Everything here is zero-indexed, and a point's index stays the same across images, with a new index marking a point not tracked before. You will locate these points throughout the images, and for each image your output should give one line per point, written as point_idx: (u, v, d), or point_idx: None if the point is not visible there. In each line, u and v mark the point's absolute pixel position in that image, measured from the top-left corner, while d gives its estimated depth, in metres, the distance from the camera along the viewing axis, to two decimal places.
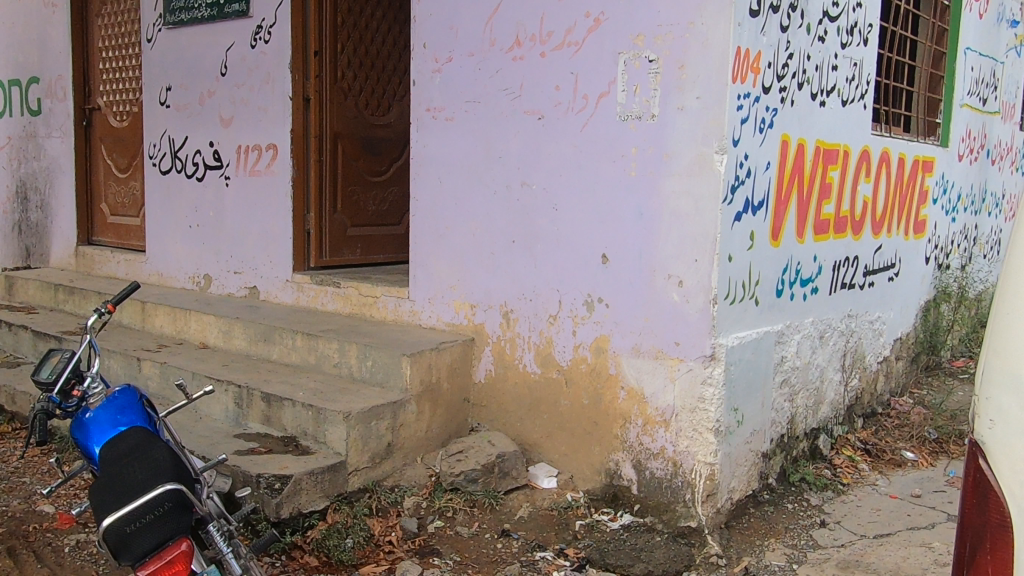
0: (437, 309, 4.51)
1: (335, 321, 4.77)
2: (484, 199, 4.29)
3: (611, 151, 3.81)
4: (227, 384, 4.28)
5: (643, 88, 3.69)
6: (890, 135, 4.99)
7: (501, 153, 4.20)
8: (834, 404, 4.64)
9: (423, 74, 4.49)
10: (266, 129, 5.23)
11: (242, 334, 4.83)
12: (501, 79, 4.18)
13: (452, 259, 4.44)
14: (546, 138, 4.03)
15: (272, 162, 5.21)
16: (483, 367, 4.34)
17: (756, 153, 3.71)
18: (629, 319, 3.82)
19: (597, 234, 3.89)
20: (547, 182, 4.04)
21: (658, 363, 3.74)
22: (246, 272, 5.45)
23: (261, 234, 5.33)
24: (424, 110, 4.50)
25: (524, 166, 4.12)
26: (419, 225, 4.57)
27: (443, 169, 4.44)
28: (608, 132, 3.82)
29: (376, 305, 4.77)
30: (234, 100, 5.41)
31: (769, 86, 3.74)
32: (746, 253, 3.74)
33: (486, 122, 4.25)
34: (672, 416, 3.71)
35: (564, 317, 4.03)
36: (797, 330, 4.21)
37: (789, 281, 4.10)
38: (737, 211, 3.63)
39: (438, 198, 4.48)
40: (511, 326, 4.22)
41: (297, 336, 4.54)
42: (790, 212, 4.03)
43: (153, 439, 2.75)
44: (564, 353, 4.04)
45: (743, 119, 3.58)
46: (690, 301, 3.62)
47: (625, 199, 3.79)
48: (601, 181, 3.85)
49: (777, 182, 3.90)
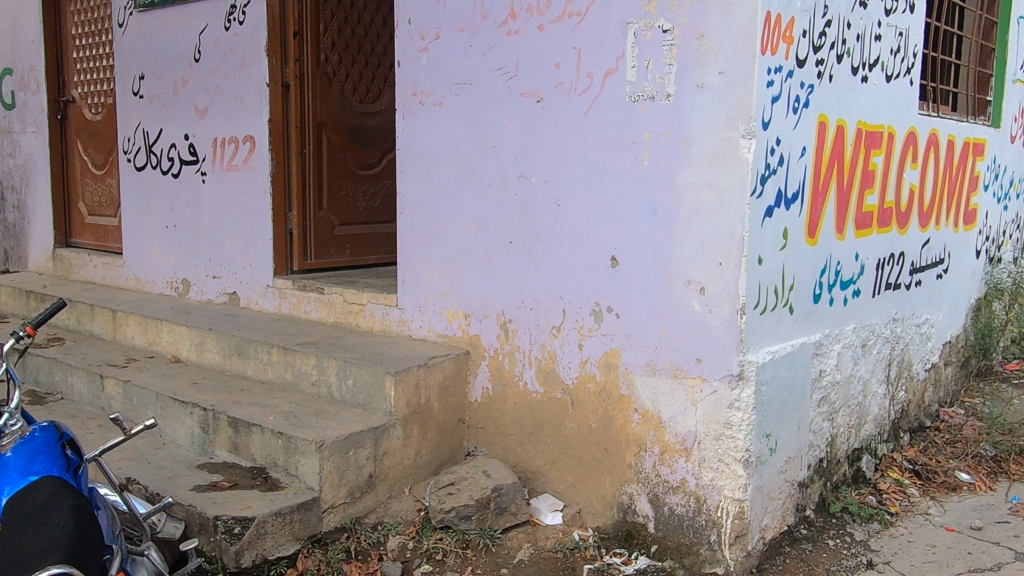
0: (428, 318, 4.02)
1: (316, 332, 4.29)
2: (478, 194, 3.78)
3: (620, 137, 3.29)
4: (193, 406, 3.81)
5: (657, 63, 3.17)
6: (939, 115, 4.43)
7: (495, 141, 3.69)
8: (877, 420, 4.11)
9: (409, 54, 3.98)
10: (243, 120, 4.75)
11: (215, 347, 4.36)
12: (494, 56, 3.66)
13: (443, 262, 3.94)
14: (545, 123, 3.52)
15: (249, 155, 4.73)
16: (479, 384, 3.85)
17: (790, 137, 3.18)
18: (643, 331, 3.30)
19: (605, 235, 3.38)
20: (548, 174, 3.53)
21: (676, 383, 3.22)
22: (225, 276, 4.98)
23: (240, 235, 4.86)
24: (411, 95, 3.99)
25: (521, 156, 3.61)
26: (407, 224, 4.08)
27: (433, 160, 3.94)
28: (616, 115, 3.30)
29: (362, 313, 4.29)
30: (209, 88, 4.93)
31: (804, 59, 3.21)
32: (778, 254, 3.21)
33: (478, 106, 3.74)
34: (694, 444, 3.19)
35: (569, 328, 3.52)
36: (837, 340, 3.68)
37: (827, 284, 3.57)
38: (768, 206, 3.11)
39: (427, 194, 3.98)
40: (509, 338, 3.72)
41: (272, 351, 4.06)
42: (828, 205, 3.50)
43: (57, 504, 2.19)
44: (570, 370, 3.53)
45: (774, 98, 3.06)
46: (713, 311, 3.11)
47: (636, 193, 3.27)
48: (610, 172, 3.34)
49: (813, 171, 3.37)
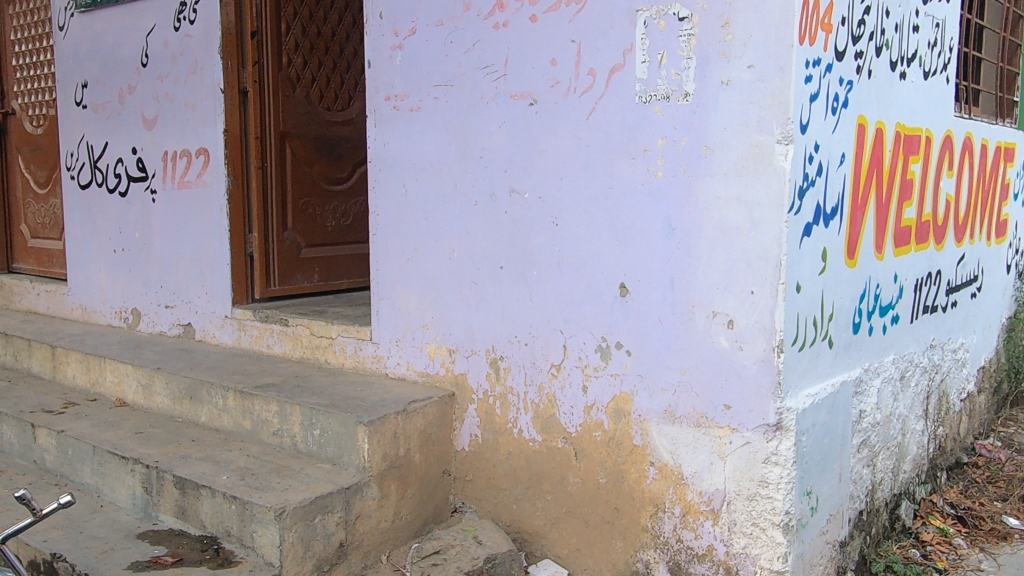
0: (407, 355, 3.51)
1: (280, 370, 3.77)
2: (462, 212, 3.28)
3: (628, 144, 2.81)
4: (134, 462, 3.28)
5: (673, 57, 2.69)
6: (972, 117, 3.99)
7: (481, 151, 3.20)
8: (916, 460, 3.65)
9: (380, 53, 3.49)
10: (196, 131, 4.23)
11: (164, 390, 3.83)
12: (478, 53, 3.17)
13: (423, 291, 3.44)
14: (539, 129, 3.03)
15: (203, 170, 4.22)
16: (466, 430, 3.34)
17: (828, 143, 2.71)
18: (658, 372, 2.82)
19: (612, 259, 2.89)
20: (543, 188, 3.04)
21: (700, 433, 2.74)
22: (179, 305, 4.45)
23: (194, 260, 4.33)
24: (383, 99, 3.49)
25: (512, 167, 3.12)
26: (381, 246, 3.57)
27: (410, 174, 3.44)
28: (624, 119, 2.82)
29: (331, 348, 3.78)
30: (158, 95, 4.41)
31: (843, 51, 2.74)
32: (817, 280, 2.74)
33: (461, 111, 3.25)
34: (722, 505, 2.71)
35: (571, 367, 3.03)
36: (877, 374, 3.21)
37: (867, 311, 3.10)
38: (806, 223, 2.64)
39: (403, 212, 3.48)
40: (500, 378, 3.22)
41: (228, 395, 3.54)
42: (867, 220, 3.03)
43: None
44: (572, 415, 3.04)
45: (812, 96, 2.59)
46: (744, 348, 2.63)
47: (649, 209, 2.78)
48: (616, 185, 2.85)
49: (852, 181, 2.90)
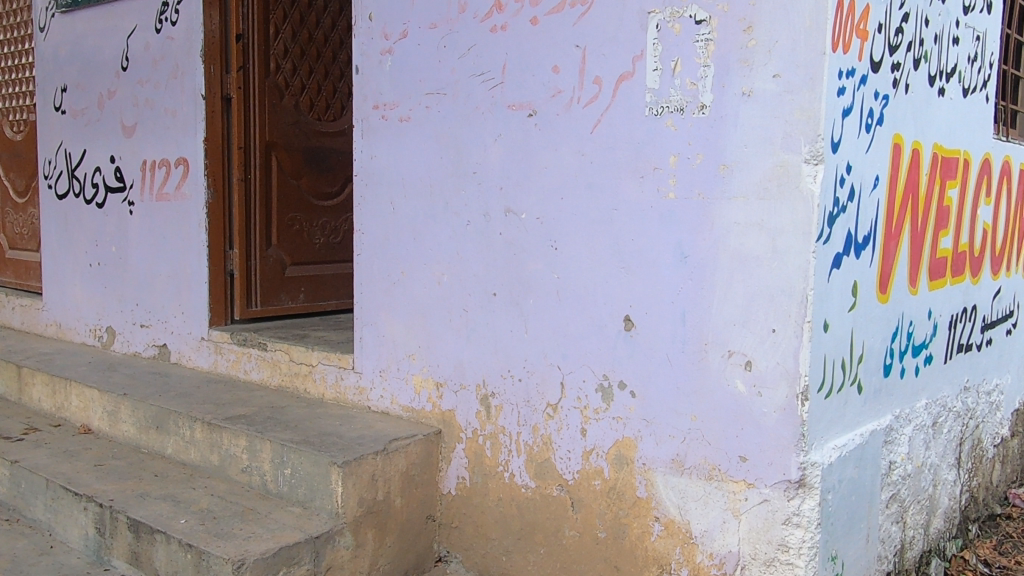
0: (391, 387, 3.21)
1: (255, 399, 3.48)
2: (454, 233, 2.99)
3: (636, 161, 2.52)
4: (87, 500, 2.99)
5: (688, 65, 2.40)
6: (1012, 140, 3.69)
7: (475, 166, 2.91)
8: (947, 514, 3.32)
9: (369, 58, 3.21)
10: (175, 139, 3.96)
11: (130, 418, 3.54)
12: (474, 59, 2.89)
13: (410, 317, 3.15)
14: (538, 143, 2.75)
15: (182, 181, 3.94)
16: (453, 472, 3.04)
17: (861, 164, 2.42)
18: (666, 417, 2.51)
19: (617, 289, 2.59)
20: (542, 208, 2.75)
21: (712, 488, 2.43)
22: (154, 325, 4.17)
23: (171, 277, 4.05)
24: (371, 108, 3.22)
25: (509, 185, 2.83)
26: (367, 267, 3.29)
27: (398, 190, 3.15)
28: (631, 133, 2.53)
29: (311, 377, 3.48)
30: (138, 101, 4.14)
31: (879, 61, 2.45)
32: (846, 317, 2.44)
33: (454, 122, 2.97)
34: (735, 570, 2.40)
35: (569, 408, 2.73)
36: (909, 421, 2.89)
37: (899, 350, 2.79)
38: (836, 253, 2.34)
39: (390, 231, 3.19)
40: (491, 416, 2.92)
41: (195, 426, 3.25)
42: (901, 250, 2.72)
43: None
44: (569, 461, 2.73)
45: (845, 111, 2.30)
46: (763, 394, 2.33)
47: (659, 235, 2.49)
48: (622, 207, 2.56)
49: (886, 207, 2.60)
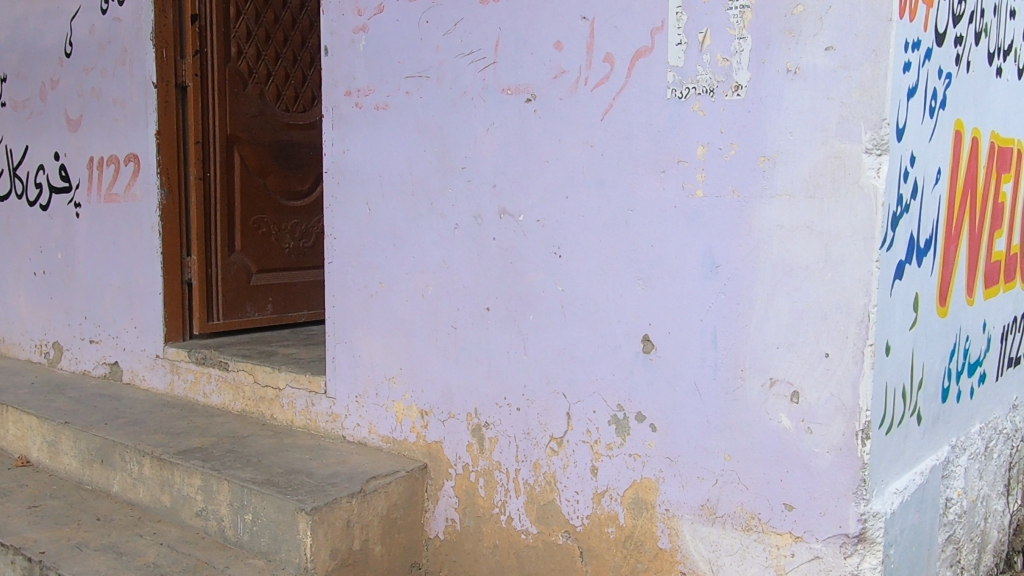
0: (369, 414, 2.81)
1: (214, 428, 3.06)
2: (440, 238, 2.59)
3: (656, 153, 2.13)
4: (14, 553, 2.57)
5: (720, 37, 2.01)
6: None
7: (464, 160, 2.51)
8: (995, 549, 2.95)
9: (340, 37, 2.80)
10: (124, 134, 3.53)
11: (71, 450, 3.12)
12: (462, 37, 2.49)
13: (390, 335, 2.74)
14: (538, 134, 2.35)
15: (132, 180, 3.52)
16: (441, 514, 2.64)
17: (924, 154, 2.04)
18: (694, 456, 2.12)
19: (633, 304, 2.20)
20: (543, 209, 2.35)
21: (751, 541, 2.05)
22: (105, 340, 3.73)
23: (122, 287, 3.62)
24: (343, 95, 2.80)
25: (503, 182, 2.43)
26: (340, 278, 2.88)
27: (375, 188, 2.75)
28: (650, 120, 2.13)
29: (278, 402, 3.07)
30: (83, 91, 3.71)
31: (943, 33, 2.07)
32: (908, 336, 2.05)
33: (439, 109, 2.56)
34: None
35: (576, 442, 2.33)
36: (964, 450, 2.52)
37: (956, 371, 2.42)
38: (899, 262, 1.95)
39: (366, 237, 2.78)
40: (485, 450, 2.52)
41: (144, 461, 2.83)
42: (960, 254, 2.35)
43: None
44: (576, 505, 2.34)
45: (910, 90, 1.91)
46: (813, 431, 1.94)
47: (685, 240, 2.10)
48: (639, 208, 2.17)
49: (947, 205, 2.22)
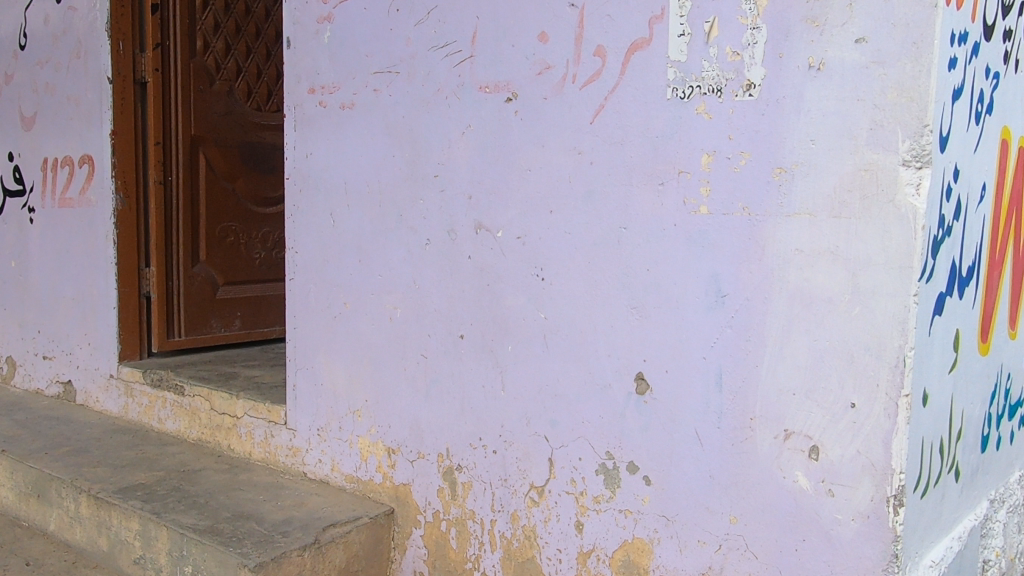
0: (332, 450, 2.51)
1: (164, 460, 2.76)
2: (409, 255, 2.29)
3: (653, 162, 1.83)
4: None
5: (730, 27, 1.71)
6: None
7: (437, 167, 2.21)
8: None
9: (304, 28, 2.51)
10: (78, 133, 3.25)
11: (9, 482, 2.84)
12: (436, 27, 2.19)
13: (355, 362, 2.44)
14: (520, 138, 2.05)
15: (86, 183, 3.23)
16: (408, 565, 2.34)
17: (969, 166, 1.73)
18: (695, 517, 1.82)
19: (625, 337, 1.90)
20: (524, 225, 2.05)
21: None
22: (58, 356, 3.44)
23: (76, 300, 3.33)
24: (307, 92, 2.51)
25: (480, 193, 2.13)
26: (302, 297, 2.58)
27: (340, 198, 2.45)
28: (647, 123, 1.83)
29: (236, 432, 2.78)
30: (37, 87, 3.42)
31: (991, 26, 1.77)
32: (947, 381, 1.75)
33: (410, 109, 2.26)
34: None
35: (559, 493, 2.03)
36: (1003, 503, 2.21)
37: (996, 415, 2.11)
38: (939, 294, 1.65)
39: (330, 251, 2.48)
40: (458, 497, 2.22)
41: (80, 499, 2.54)
42: (1003, 282, 2.04)
43: None
44: (559, 565, 2.04)
45: (956, 91, 1.61)
46: (835, 494, 1.64)
47: (687, 264, 1.80)
48: (634, 226, 1.86)
49: (991, 226, 1.91)
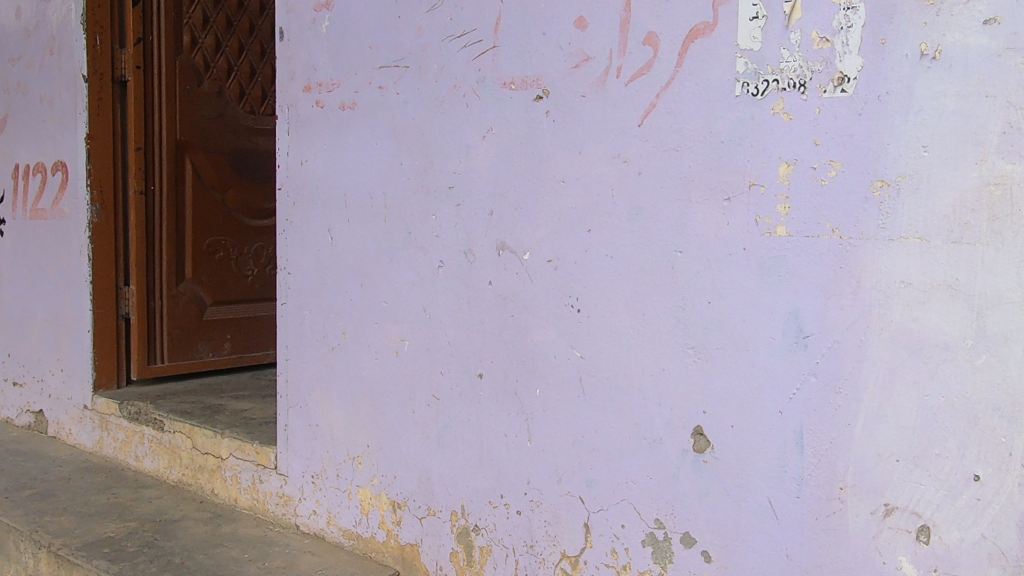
0: (328, 501, 2.18)
1: (139, 507, 2.44)
2: (419, 279, 1.97)
3: (717, 173, 1.51)
4: None
5: (817, 8, 1.39)
6: None
7: (452, 177, 1.90)
8: None
9: (299, 17, 2.19)
10: (52, 138, 2.94)
11: None
12: (451, 13, 1.88)
13: (355, 401, 2.12)
14: (551, 144, 1.73)
15: (59, 193, 2.92)
16: None
17: None
18: None
19: (681, 384, 1.57)
20: (555, 246, 1.73)
21: None
22: (29, 383, 3.12)
23: (48, 321, 3.02)
24: (301, 90, 2.19)
25: (503, 208, 1.81)
26: (293, 325, 2.25)
27: (338, 211, 2.13)
28: (710, 126, 1.51)
29: (221, 474, 2.45)
30: (9, 86, 3.12)
31: None
32: None
33: (420, 109, 1.95)
34: None
35: (596, 566, 1.70)
36: None
37: None
38: None
39: (327, 273, 2.16)
40: (474, 563, 1.90)
41: (40, 555, 2.21)
42: None
43: None
44: None
45: None
46: None
47: (760, 296, 1.48)
48: (692, 250, 1.54)
49: None
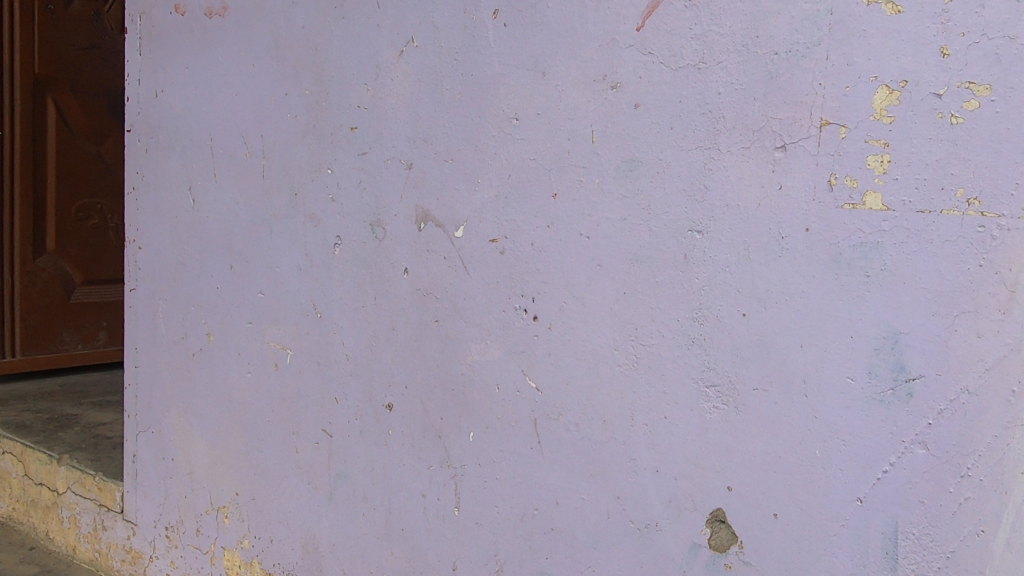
0: (185, 565, 1.58)
1: None
2: (307, 262, 1.37)
3: (765, 106, 0.92)
4: None
5: None
6: None
7: (355, 113, 1.29)
8: None
9: None
10: None
11: None
12: None
13: (221, 428, 1.52)
14: (500, 62, 1.13)
15: None
16: None
17: None
18: None
19: (692, 442, 0.99)
20: (502, 218, 1.14)
21: None
22: None
23: None
24: None
25: (427, 160, 1.21)
26: (144, 320, 1.64)
27: (203, 163, 1.52)
28: (755, 27, 0.93)
29: (57, 514, 1.85)
30: None
31: None
32: None
33: (312, 14, 1.34)
34: None
35: None
36: None
37: None
38: None
39: (188, 249, 1.55)
40: None
41: None
42: None
43: None
44: None
45: None
46: None
47: (831, 309, 0.89)
48: (719, 231, 0.96)
49: None
